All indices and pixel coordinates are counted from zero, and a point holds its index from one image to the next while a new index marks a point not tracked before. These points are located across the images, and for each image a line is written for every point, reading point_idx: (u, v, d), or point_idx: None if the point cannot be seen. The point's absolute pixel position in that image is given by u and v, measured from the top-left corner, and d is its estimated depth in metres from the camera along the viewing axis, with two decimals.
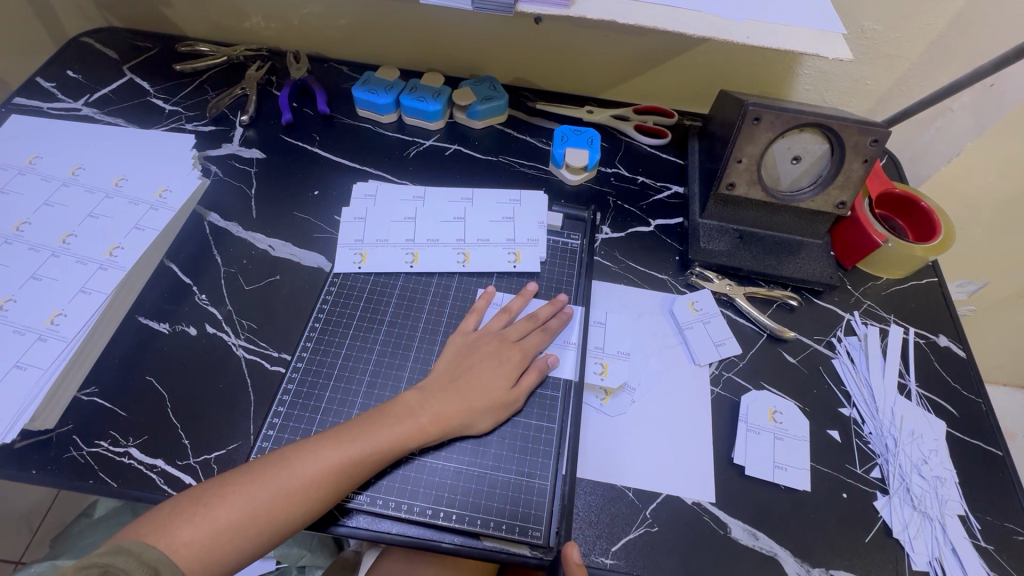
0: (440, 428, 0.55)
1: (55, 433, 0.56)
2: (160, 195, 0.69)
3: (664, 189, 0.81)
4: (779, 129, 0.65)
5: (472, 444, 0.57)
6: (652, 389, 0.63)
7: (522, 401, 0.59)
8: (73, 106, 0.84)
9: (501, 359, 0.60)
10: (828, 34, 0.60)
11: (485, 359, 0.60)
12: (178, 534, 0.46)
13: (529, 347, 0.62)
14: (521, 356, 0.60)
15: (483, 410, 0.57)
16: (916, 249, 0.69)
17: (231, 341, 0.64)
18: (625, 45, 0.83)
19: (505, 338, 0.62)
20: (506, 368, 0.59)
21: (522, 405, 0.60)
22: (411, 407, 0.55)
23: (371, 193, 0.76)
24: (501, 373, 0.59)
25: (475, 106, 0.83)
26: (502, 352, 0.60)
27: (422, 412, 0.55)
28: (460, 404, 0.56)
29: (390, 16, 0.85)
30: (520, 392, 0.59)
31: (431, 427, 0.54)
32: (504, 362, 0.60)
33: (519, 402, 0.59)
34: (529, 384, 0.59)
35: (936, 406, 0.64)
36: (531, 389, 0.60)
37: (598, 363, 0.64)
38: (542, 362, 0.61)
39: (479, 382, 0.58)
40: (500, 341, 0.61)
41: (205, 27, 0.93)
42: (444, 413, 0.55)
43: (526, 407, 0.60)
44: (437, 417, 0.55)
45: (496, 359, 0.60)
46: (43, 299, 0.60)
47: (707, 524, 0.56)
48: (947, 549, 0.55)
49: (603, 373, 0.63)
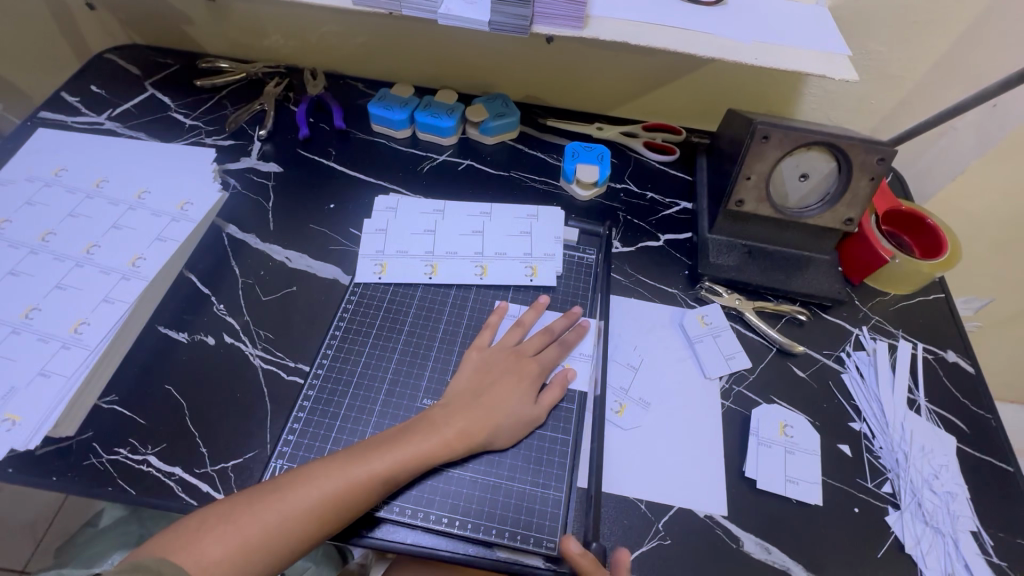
0: (464, 443, 0.55)
1: (76, 440, 0.57)
2: (182, 207, 0.71)
3: (673, 204, 0.83)
4: (786, 147, 0.66)
5: (491, 455, 0.58)
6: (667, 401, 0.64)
7: (543, 414, 0.60)
8: (96, 120, 0.86)
9: (520, 375, 0.61)
10: (834, 56, 0.62)
11: (505, 374, 0.60)
12: (207, 551, 0.46)
13: (547, 361, 0.62)
14: (539, 369, 0.61)
15: (504, 425, 0.57)
16: (922, 264, 0.70)
17: (249, 351, 0.65)
18: (635, 65, 0.85)
19: (523, 353, 0.63)
20: (525, 381, 0.60)
21: (543, 419, 0.60)
22: (437, 422, 0.56)
23: (389, 206, 0.77)
24: (521, 388, 0.60)
25: (488, 122, 0.85)
26: (521, 366, 0.61)
27: (446, 427, 0.55)
28: (483, 419, 0.57)
29: (406, 35, 0.87)
30: (541, 406, 0.60)
31: (456, 442, 0.55)
32: (524, 376, 0.61)
33: (540, 416, 0.59)
34: (551, 398, 0.60)
35: (946, 421, 0.65)
36: (552, 405, 0.61)
37: (616, 402, 0.63)
38: (563, 376, 0.62)
39: (500, 398, 0.58)
40: (518, 355, 0.62)
41: (226, 45, 0.96)
42: (468, 428, 0.56)
43: (546, 420, 0.61)
44: (462, 432, 0.56)
45: (515, 374, 0.61)
46: (67, 308, 0.61)
47: (719, 537, 0.56)
48: (960, 566, 0.55)
49: (620, 412, 0.63)
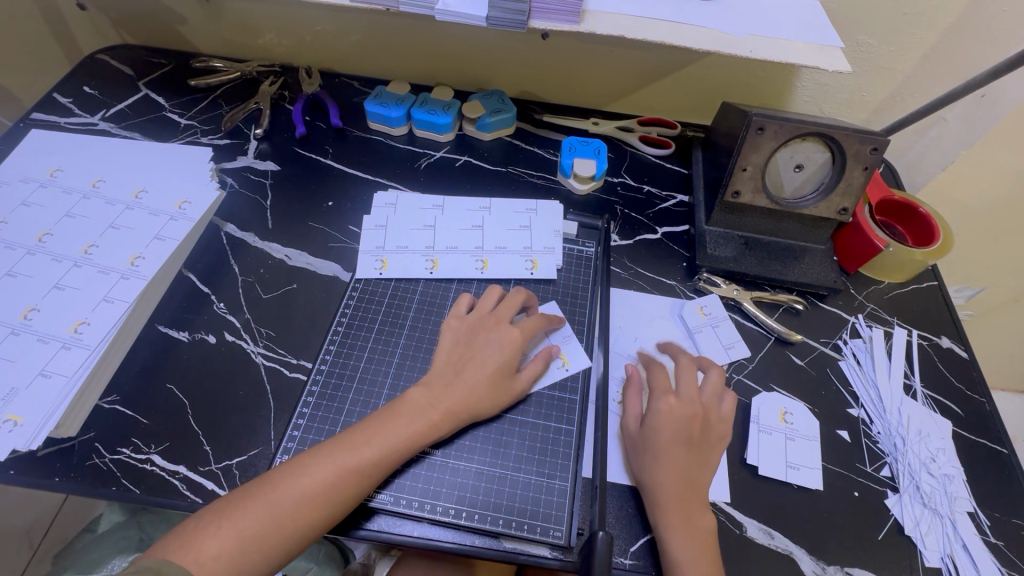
0: (450, 422, 0.56)
1: (77, 441, 0.57)
2: (180, 206, 0.70)
3: (670, 198, 0.84)
4: (781, 138, 0.67)
5: (482, 432, 0.59)
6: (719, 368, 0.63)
7: (527, 388, 0.61)
8: (90, 121, 0.86)
9: (501, 343, 0.60)
10: (827, 47, 0.63)
11: (485, 346, 0.60)
12: (205, 548, 0.46)
13: (527, 328, 0.63)
14: (521, 336, 0.61)
15: (487, 400, 0.57)
16: (916, 253, 0.71)
17: (250, 349, 0.64)
18: (629, 59, 0.86)
19: (500, 319, 0.63)
20: (507, 349, 0.60)
21: (526, 392, 0.61)
22: (421, 403, 0.56)
23: (389, 202, 0.77)
24: (502, 359, 0.59)
25: (485, 118, 0.86)
26: (502, 334, 0.61)
27: (430, 408, 0.56)
28: (464, 396, 0.57)
29: (401, 32, 0.87)
30: (523, 379, 0.60)
31: (442, 422, 0.55)
32: (504, 343, 0.60)
33: (523, 390, 0.60)
34: (533, 373, 0.61)
35: (941, 406, 0.66)
36: (534, 380, 0.62)
37: (618, 392, 0.64)
38: (547, 351, 0.63)
39: (480, 371, 0.58)
40: (496, 322, 0.62)
41: (220, 44, 0.95)
42: (451, 407, 0.56)
43: (528, 398, 0.62)
44: (446, 412, 0.56)
45: (495, 345, 0.60)
46: (66, 308, 0.61)
47: (723, 524, 0.56)
48: (958, 545, 0.56)
49: (622, 402, 0.64)
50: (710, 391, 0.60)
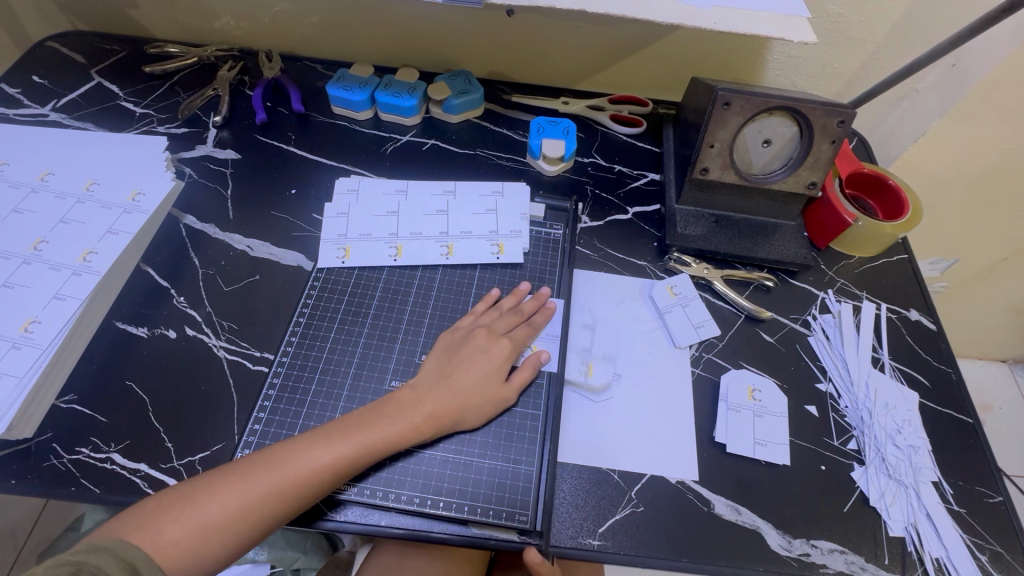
0: (433, 425, 0.55)
1: (34, 442, 0.56)
2: (133, 198, 0.68)
3: (641, 176, 0.83)
4: (748, 113, 0.66)
5: (460, 434, 0.58)
6: (677, 434, 0.61)
7: (514, 397, 0.60)
8: (41, 112, 0.82)
9: (490, 354, 0.60)
10: (794, 18, 0.61)
11: (474, 353, 0.60)
12: (166, 531, 0.46)
13: (518, 340, 0.62)
14: (511, 347, 0.61)
15: (471, 405, 0.57)
16: (885, 227, 0.71)
17: (212, 342, 0.63)
18: (597, 35, 0.83)
19: (493, 330, 0.62)
20: (495, 358, 0.60)
21: (513, 400, 0.60)
22: (404, 405, 0.55)
23: (353, 188, 0.75)
24: (490, 369, 0.59)
25: (451, 100, 0.83)
26: (493, 345, 0.60)
27: (414, 409, 0.55)
28: (449, 399, 0.56)
29: (362, 12, 0.84)
30: (511, 388, 0.59)
31: (424, 425, 0.55)
32: (494, 354, 0.60)
33: (510, 398, 0.59)
34: (522, 379, 0.60)
35: (908, 378, 0.66)
36: (522, 387, 0.60)
37: (583, 363, 0.65)
38: (535, 358, 0.61)
39: (467, 378, 0.58)
40: (490, 334, 0.61)
41: (175, 28, 0.91)
42: (436, 409, 0.55)
43: (521, 399, 0.61)
44: (431, 414, 0.55)
45: (484, 353, 0.60)
46: (16, 307, 0.59)
47: (691, 502, 0.57)
48: (922, 515, 0.57)
49: (588, 372, 0.64)
50: (653, 494, 0.57)
